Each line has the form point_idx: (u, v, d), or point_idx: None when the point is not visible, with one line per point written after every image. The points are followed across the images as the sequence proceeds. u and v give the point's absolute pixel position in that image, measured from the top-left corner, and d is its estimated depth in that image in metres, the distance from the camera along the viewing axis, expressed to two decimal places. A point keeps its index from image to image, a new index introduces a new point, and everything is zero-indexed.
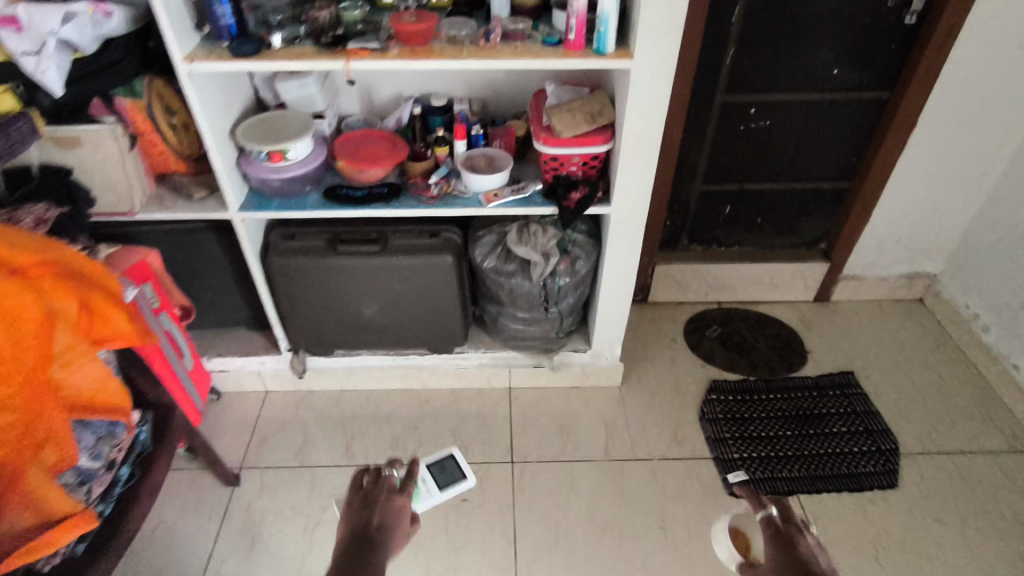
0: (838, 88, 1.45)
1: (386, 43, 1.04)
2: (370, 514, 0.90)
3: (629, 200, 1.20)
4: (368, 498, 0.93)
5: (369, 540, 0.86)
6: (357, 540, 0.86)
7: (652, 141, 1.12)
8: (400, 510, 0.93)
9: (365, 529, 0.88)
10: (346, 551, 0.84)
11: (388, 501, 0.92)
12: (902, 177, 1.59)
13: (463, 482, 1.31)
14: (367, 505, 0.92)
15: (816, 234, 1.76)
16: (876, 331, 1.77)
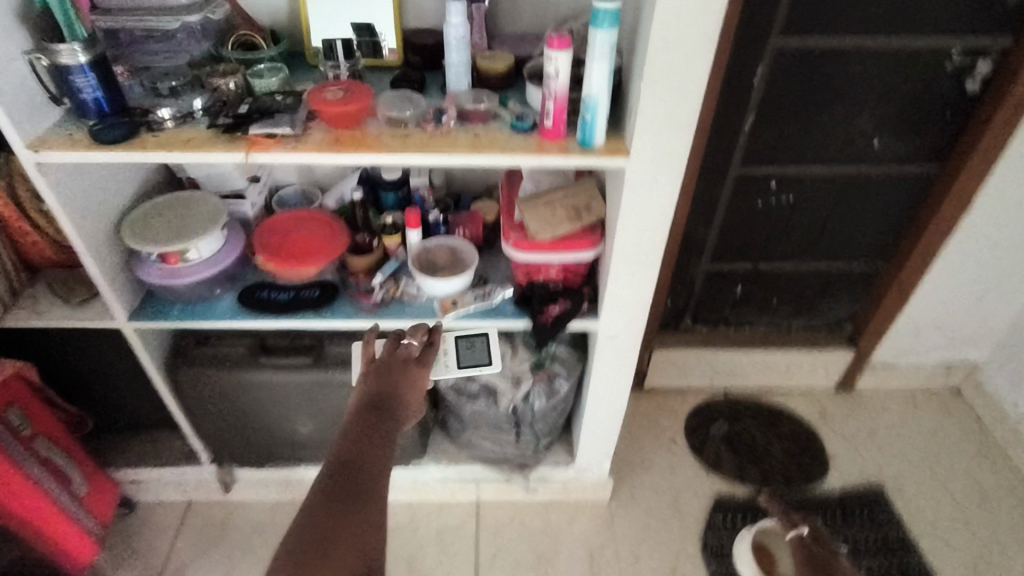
0: (876, 161, 1.21)
1: (303, 128, 0.78)
2: (388, 382, 0.84)
3: (621, 315, 0.96)
4: (387, 362, 0.86)
5: (388, 416, 0.81)
6: (373, 413, 0.81)
7: (654, 249, 0.87)
8: (416, 378, 0.86)
9: (386, 396, 0.83)
10: (358, 424, 0.80)
11: (410, 371, 0.85)
12: (947, 262, 1.35)
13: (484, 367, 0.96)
14: (393, 367, 0.86)
15: (840, 316, 1.52)
16: (908, 430, 1.53)
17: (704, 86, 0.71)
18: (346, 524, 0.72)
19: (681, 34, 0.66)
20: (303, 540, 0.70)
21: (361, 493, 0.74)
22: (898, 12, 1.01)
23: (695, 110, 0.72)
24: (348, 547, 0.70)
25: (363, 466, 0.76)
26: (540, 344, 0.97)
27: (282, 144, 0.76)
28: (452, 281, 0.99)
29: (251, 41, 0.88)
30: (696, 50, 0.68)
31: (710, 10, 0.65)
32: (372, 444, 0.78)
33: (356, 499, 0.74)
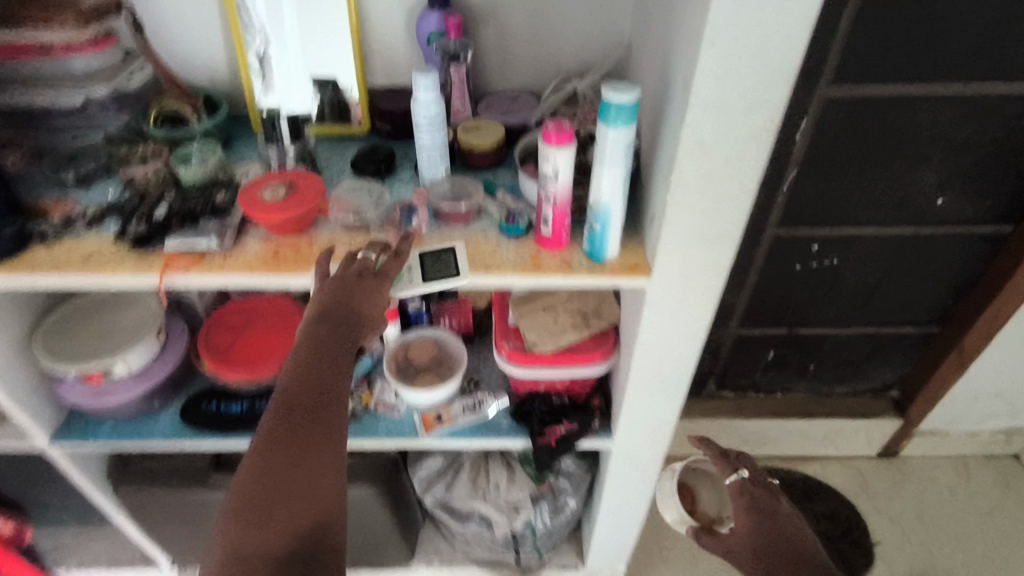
0: (940, 221, 1.02)
1: (237, 240, 0.62)
2: (346, 297, 0.56)
3: (640, 434, 0.79)
4: (345, 278, 0.57)
5: (355, 325, 0.56)
6: (336, 327, 0.55)
7: (681, 371, 0.70)
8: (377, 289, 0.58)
9: (354, 309, 0.56)
10: (315, 339, 0.55)
11: (373, 285, 0.58)
12: (1017, 330, 1.16)
13: (450, 281, 0.59)
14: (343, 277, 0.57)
15: (886, 380, 1.34)
16: (964, 508, 1.36)
17: (753, 199, 0.53)
18: (299, 468, 0.51)
19: (724, 137, 0.48)
20: (245, 486, 0.50)
21: (319, 423, 0.53)
22: (977, 57, 0.83)
23: (739, 225, 0.55)
24: (305, 491, 0.50)
25: (325, 390, 0.54)
26: (541, 471, 0.81)
27: (206, 266, 0.59)
28: (433, 388, 0.82)
29: (177, 112, 0.72)
30: (743, 158, 0.50)
31: (762, 110, 0.47)
32: (337, 362, 0.55)
33: (315, 434, 0.52)
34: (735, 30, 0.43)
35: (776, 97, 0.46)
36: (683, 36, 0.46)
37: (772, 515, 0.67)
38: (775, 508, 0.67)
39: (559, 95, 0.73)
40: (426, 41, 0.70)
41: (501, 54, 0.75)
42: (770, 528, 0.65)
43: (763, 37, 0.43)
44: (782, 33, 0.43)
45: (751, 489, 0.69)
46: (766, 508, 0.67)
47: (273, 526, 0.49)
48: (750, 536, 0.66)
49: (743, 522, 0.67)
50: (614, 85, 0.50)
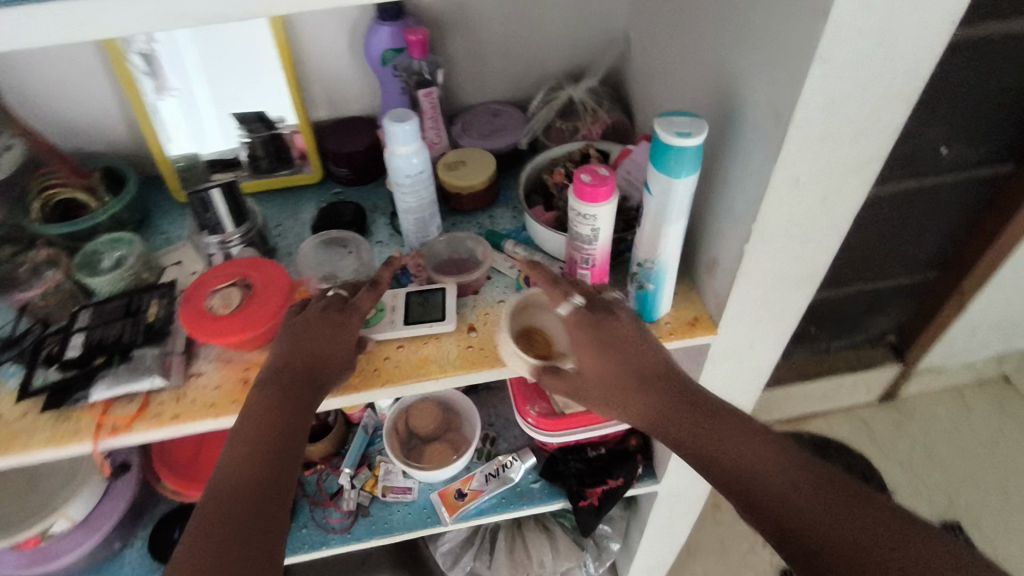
0: (944, 171, 0.97)
1: (185, 368, 0.47)
2: (303, 346, 0.44)
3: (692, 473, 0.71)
4: (307, 320, 0.45)
5: (319, 381, 0.44)
6: (292, 385, 0.43)
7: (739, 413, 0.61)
8: (344, 337, 0.45)
9: (313, 359, 0.43)
10: (263, 401, 0.42)
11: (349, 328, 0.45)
12: (1013, 266, 1.15)
13: (436, 325, 0.48)
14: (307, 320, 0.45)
15: (883, 329, 1.32)
16: (967, 440, 1.38)
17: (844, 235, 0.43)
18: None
19: (824, 174, 0.38)
20: None
21: (250, 521, 0.39)
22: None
23: (823, 266, 0.46)
24: None
25: (267, 467, 0.41)
26: (585, 532, 0.72)
27: (152, 417, 0.45)
28: (450, 464, 0.69)
29: (73, 196, 0.55)
30: (842, 196, 0.40)
31: (876, 138, 0.37)
32: (294, 422, 0.42)
33: (252, 525, 0.39)
34: (859, 47, 0.32)
35: (894, 122, 0.36)
36: (773, 55, 0.35)
37: (635, 349, 0.44)
38: (624, 336, 0.44)
39: (552, 106, 0.62)
40: (382, 61, 0.56)
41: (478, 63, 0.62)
42: (626, 365, 0.44)
43: (891, 53, 0.32)
44: (920, 45, 0.32)
45: (595, 313, 0.44)
46: (615, 336, 0.44)
47: None
48: (610, 382, 0.44)
49: (594, 365, 0.44)
50: (674, 122, 0.38)
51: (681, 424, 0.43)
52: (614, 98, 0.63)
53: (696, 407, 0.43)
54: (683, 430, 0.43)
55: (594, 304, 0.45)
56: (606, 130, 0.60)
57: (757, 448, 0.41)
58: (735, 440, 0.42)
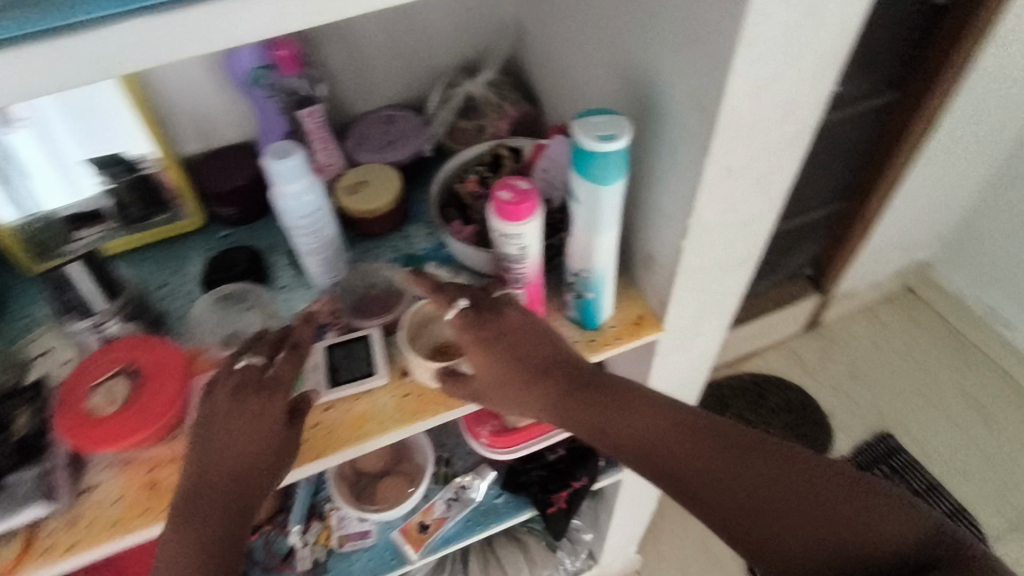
0: (836, 108, 1.01)
1: (75, 484, 0.40)
2: (222, 450, 0.39)
3: None
4: (219, 408, 0.39)
5: (249, 487, 0.40)
6: (218, 502, 0.39)
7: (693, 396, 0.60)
8: (260, 433, 0.39)
9: (238, 465, 0.39)
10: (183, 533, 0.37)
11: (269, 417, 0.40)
12: (908, 188, 1.22)
13: (364, 381, 0.43)
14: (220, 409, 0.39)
15: (801, 264, 1.39)
16: (887, 352, 1.48)
17: (778, 212, 0.42)
18: None
19: (755, 158, 0.36)
20: None
21: None
22: None
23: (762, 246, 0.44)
24: None
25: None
26: (557, 536, 0.70)
27: (41, 553, 0.38)
28: (404, 502, 0.64)
29: None
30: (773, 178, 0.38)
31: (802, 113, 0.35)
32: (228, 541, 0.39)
33: None
34: (779, 23, 0.30)
35: (817, 94, 0.34)
36: (689, 48, 0.33)
37: (518, 341, 0.41)
38: (510, 332, 0.41)
39: (451, 106, 0.57)
40: (252, 81, 0.50)
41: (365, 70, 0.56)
42: (511, 360, 0.41)
43: (812, 26, 0.31)
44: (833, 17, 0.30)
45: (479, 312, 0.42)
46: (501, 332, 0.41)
47: None
48: (505, 382, 0.42)
49: (487, 367, 0.41)
50: (595, 125, 0.35)
51: (580, 408, 0.41)
52: (518, 90, 0.59)
53: (590, 386, 0.41)
54: (582, 413, 0.41)
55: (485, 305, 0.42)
56: (513, 125, 0.56)
57: (656, 415, 0.40)
58: (636, 416, 0.40)
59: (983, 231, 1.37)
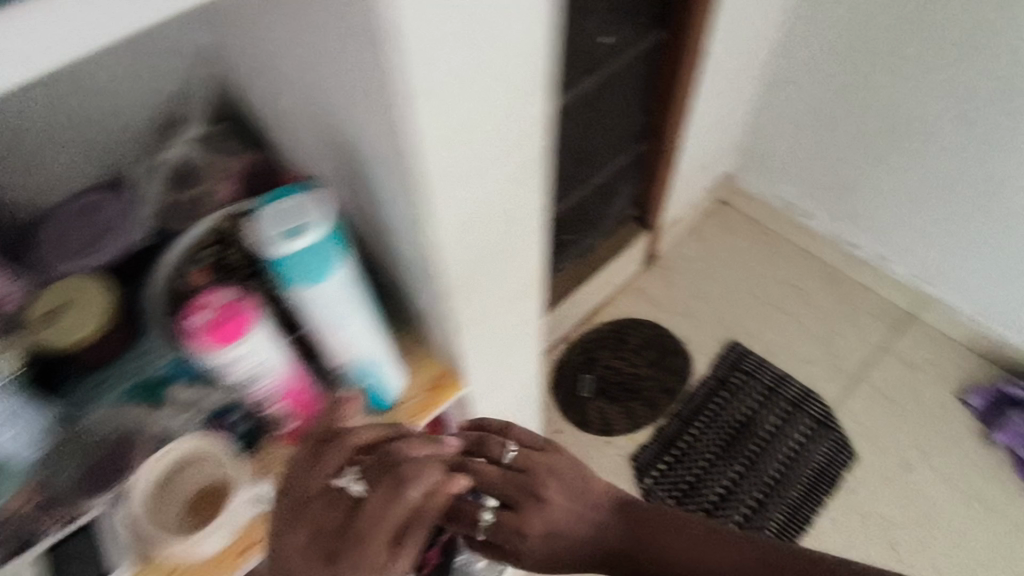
0: (611, 57, 1.05)
1: None
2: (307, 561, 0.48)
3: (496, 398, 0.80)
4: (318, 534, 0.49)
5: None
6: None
7: (522, 352, 0.78)
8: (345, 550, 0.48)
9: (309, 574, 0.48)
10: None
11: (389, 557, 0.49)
12: (696, 115, 1.29)
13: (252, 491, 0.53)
14: (300, 547, 0.49)
15: (624, 207, 1.45)
16: (716, 265, 1.60)
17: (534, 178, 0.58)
18: None
19: (494, 142, 0.50)
20: None
21: None
22: None
23: (532, 210, 0.61)
24: None
25: None
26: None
27: None
28: None
29: None
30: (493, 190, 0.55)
31: (501, 133, 0.51)
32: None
33: None
34: (475, 47, 0.43)
35: (529, 93, 0.51)
36: (372, 110, 0.45)
37: (553, 522, 0.63)
38: (565, 487, 0.64)
39: (165, 174, 0.62)
40: None
41: (49, 148, 0.59)
42: (560, 543, 0.63)
43: (508, 55, 0.46)
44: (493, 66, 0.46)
45: (512, 498, 0.62)
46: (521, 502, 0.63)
47: None
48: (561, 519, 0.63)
49: (552, 511, 0.63)
50: (287, 217, 0.49)
51: (638, 533, 0.64)
52: (236, 135, 0.64)
53: (636, 515, 0.65)
54: (643, 532, 0.64)
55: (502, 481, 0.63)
56: (243, 177, 0.61)
57: (693, 536, 0.62)
58: (671, 537, 0.63)
59: (766, 138, 1.51)
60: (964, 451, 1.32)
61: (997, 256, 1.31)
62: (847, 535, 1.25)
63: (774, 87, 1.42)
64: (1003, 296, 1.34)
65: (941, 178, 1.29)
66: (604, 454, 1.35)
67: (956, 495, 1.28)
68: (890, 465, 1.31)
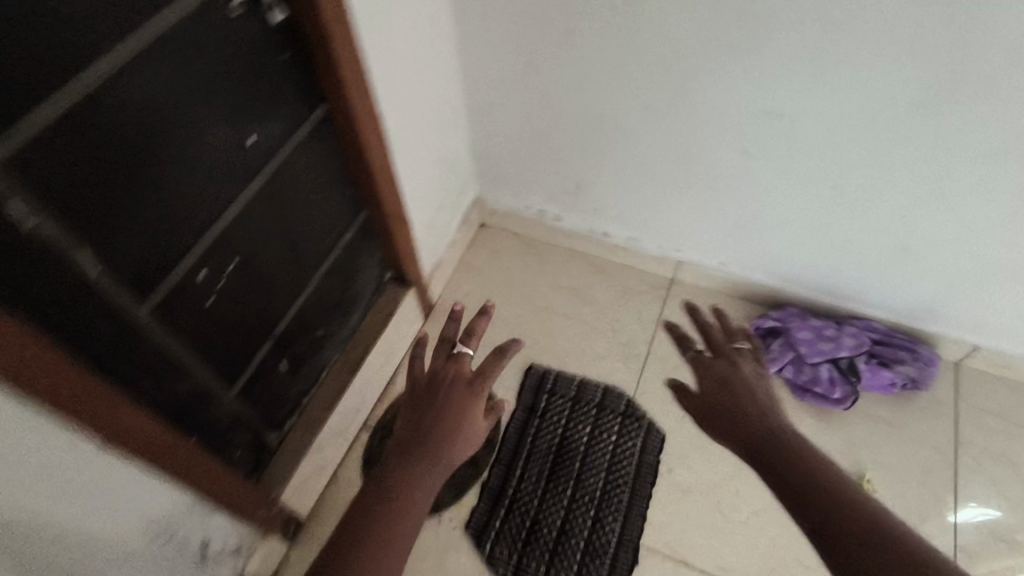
0: (270, 154, 0.92)
1: None
2: (435, 386, 0.90)
3: None
4: (441, 357, 0.94)
5: (474, 397, 0.89)
6: (454, 398, 0.89)
7: None
8: (460, 378, 0.90)
9: (469, 378, 0.91)
10: (414, 414, 0.89)
11: (469, 388, 0.89)
12: (405, 171, 1.23)
13: None
14: (435, 393, 0.90)
15: (375, 275, 1.38)
16: (491, 292, 1.61)
17: None
18: (434, 435, 0.85)
19: None
20: (381, 485, 0.81)
21: (422, 471, 0.82)
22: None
23: None
24: (408, 494, 0.80)
25: (425, 455, 0.83)
26: None
27: None
28: None
29: None
30: None
31: None
32: (453, 419, 0.87)
33: (424, 471, 0.82)
34: None
35: None
36: None
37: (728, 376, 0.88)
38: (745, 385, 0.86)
39: None
40: None
41: None
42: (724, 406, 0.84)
43: None
44: None
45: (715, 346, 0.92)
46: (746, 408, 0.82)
47: (415, 476, 0.82)
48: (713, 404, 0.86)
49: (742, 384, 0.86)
50: None
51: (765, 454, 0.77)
52: None
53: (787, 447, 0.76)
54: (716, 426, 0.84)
55: (713, 369, 0.88)
56: None
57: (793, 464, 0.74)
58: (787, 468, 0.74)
59: (494, 160, 1.53)
60: None
61: (714, 215, 1.41)
62: (679, 517, 1.28)
63: (476, 113, 1.42)
64: (733, 246, 1.46)
65: (646, 161, 1.35)
66: (437, 535, 1.26)
67: None
68: (696, 432, 1.37)
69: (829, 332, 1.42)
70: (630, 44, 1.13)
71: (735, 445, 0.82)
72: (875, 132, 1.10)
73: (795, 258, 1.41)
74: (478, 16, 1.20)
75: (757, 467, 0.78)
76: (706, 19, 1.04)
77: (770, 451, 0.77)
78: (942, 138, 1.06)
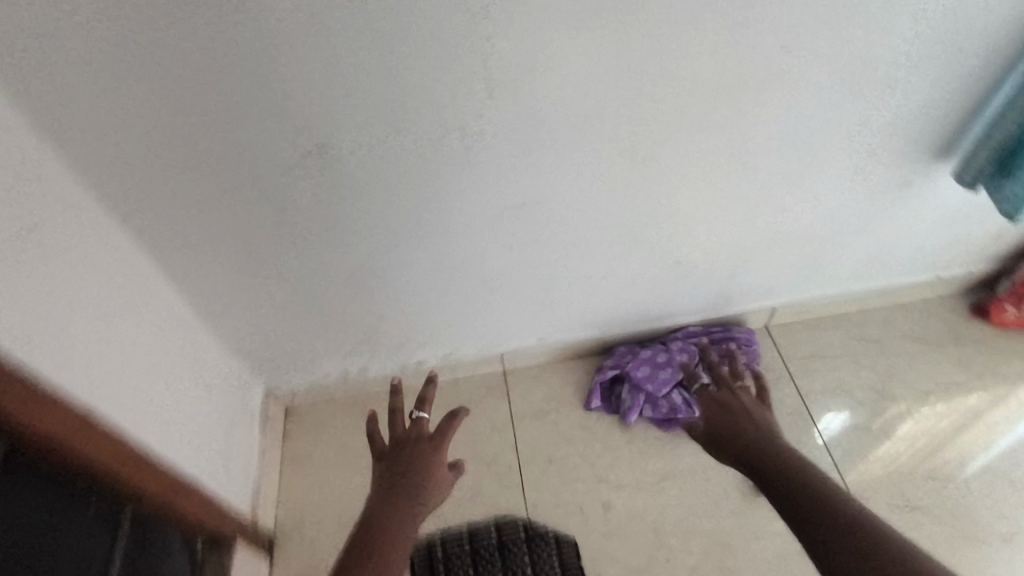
0: None
1: None
2: (397, 451, 0.91)
3: None
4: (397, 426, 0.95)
5: (433, 448, 0.90)
6: (413, 457, 0.90)
7: None
8: (414, 441, 0.92)
9: (424, 435, 0.92)
10: (380, 478, 0.88)
11: (432, 443, 0.91)
12: (156, 438, 0.99)
13: None
14: (391, 460, 0.90)
15: (183, 559, 1.10)
16: (331, 479, 1.41)
17: None
18: (402, 492, 0.85)
19: None
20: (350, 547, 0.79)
21: (392, 522, 0.81)
22: None
23: None
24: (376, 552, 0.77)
25: (392, 512, 0.82)
26: None
27: None
28: None
29: None
30: None
31: None
32: (418, 472, 0.88)
33: (392, 526, 0.81)
34: None
35: None
36: None
37: (733, 404, 1.00)
38: (760, 413, 0.97)
39: None
40: None
41: None
42: (732, 438, 0.94)
43: None
44: None
45: (718, 383, 1.05)
46: (749, 429, 0.93)
47: (385, 537, 0.79)
48: (719, 430, 0.96)
49: (762, 415, 0.97)
50: None
51: (781, 479, 0.83)
52: None
53: (796, 467, 0.83)
54: (728, 456, 0.93)
55: (711, 395, 1.03)
56: None
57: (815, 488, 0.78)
58: (801, 491, 0.79)
59: (265, 349, 1.33)
60: (625, 448, 1.40)
61: (514, 303, 1.36)
62: None
63: (221, 319, 1.21)
64: (541, 320, 1.43)
65: (426, 287, 1.26)
66: None
67: (651, 487, 1.34)
68: (600, 516, 1.31)
69: (660, 358, 1.44)
70: (345, 198, 1.03)
71: (736, 459, 0.92)
72: (613, 185, 1.12)
73: (602, 305, 1.43)
74: (166, 235, 1.01)
75: (761, 479, 0.85)
76: (410, 147, 0.97)
77: (785, 477, 0.82)
78: (669, 167, 1.11)
